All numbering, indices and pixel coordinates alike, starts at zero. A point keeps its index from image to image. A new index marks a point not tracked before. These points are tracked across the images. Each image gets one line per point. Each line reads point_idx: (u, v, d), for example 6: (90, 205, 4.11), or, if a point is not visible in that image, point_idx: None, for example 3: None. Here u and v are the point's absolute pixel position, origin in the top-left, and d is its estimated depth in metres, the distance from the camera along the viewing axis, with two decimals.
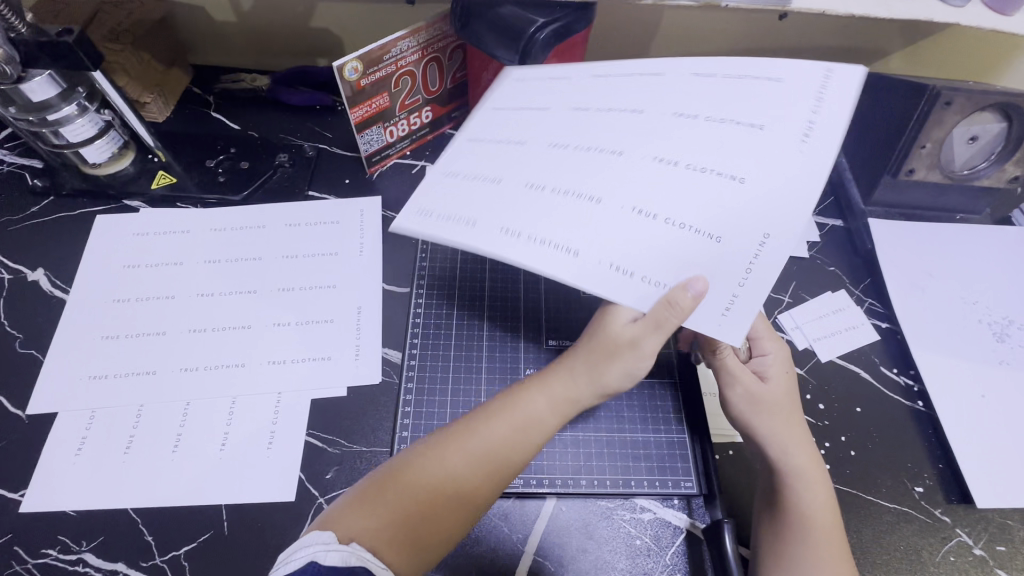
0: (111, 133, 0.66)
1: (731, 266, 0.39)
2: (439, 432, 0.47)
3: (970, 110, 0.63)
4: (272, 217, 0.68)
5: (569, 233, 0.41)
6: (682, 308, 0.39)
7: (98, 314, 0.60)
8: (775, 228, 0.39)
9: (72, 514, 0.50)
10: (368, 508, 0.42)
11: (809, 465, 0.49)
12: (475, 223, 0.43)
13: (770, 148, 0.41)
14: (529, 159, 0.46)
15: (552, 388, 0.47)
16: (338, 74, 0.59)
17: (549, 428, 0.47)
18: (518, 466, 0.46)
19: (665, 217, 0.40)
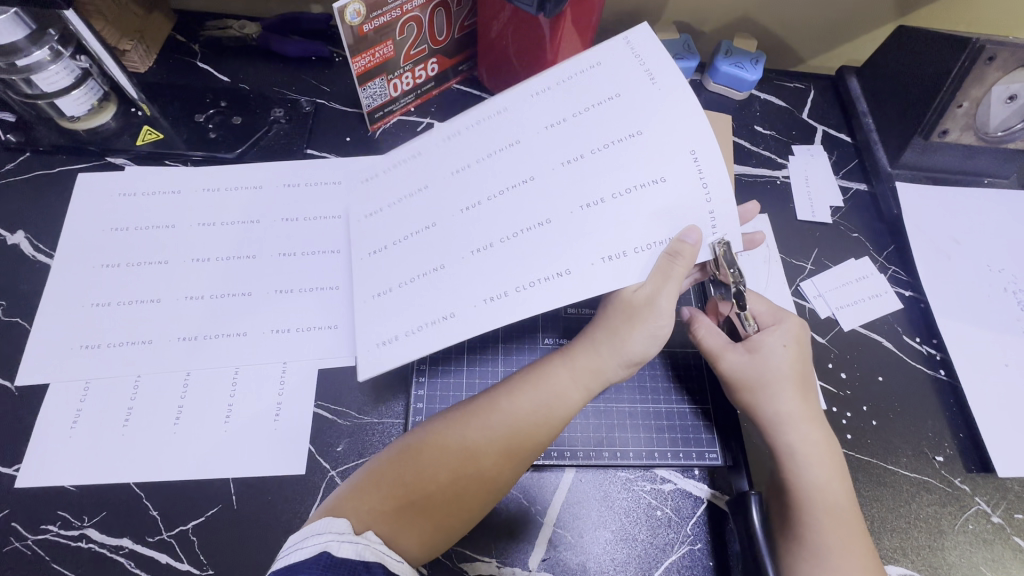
0: (89, 83, 0.61)
1: (691, 198, 0.44)
2: (461, 405, 0.45)
3: (1012, 66, 0.59)
4: (268, 177, 0.63)
5: (553, 258, 0.44)
6: (686, 256, 0.43)
7: (86, 280, 0.56)
8: (698, 145, 0.44)
9: (70, 489, 0.47)
10: (375, 489, 0.40)
11: (815, 441, 0.48)
12: (453, 313, 0.43)
13: (639, 99, 0.46)
14: (449, 233, 0.45)
15: (576, 363, 0.46)
16: (339, 17, 0.53)
17: (576, 408, 0.45)
18: (539, 448, 0.44)
19: (482, 198, 0.46)
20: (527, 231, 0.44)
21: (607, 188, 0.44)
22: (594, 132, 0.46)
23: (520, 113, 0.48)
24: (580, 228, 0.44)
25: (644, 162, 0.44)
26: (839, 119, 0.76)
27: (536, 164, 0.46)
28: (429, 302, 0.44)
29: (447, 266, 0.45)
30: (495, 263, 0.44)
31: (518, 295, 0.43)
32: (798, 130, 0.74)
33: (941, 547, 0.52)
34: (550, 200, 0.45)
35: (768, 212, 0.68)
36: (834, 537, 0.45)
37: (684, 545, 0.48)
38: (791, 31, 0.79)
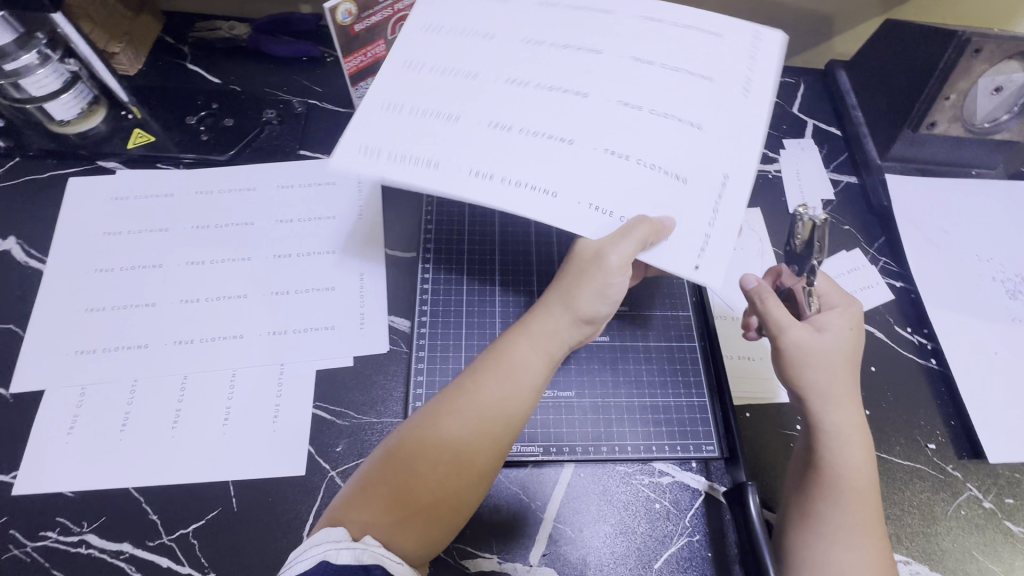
0: (78, 86, 0.61)
1: (697, 207, 0.43)
2: (437, 397, 0.45)
3: (998, 58, 0.60)
4: (262, 179, 0.63)
5: (549, 173, 0.43)
6: (646, 230, 0.41)
7: (79, 285, 0.56)
8: (733, 171, 0.44)
9: (69, 494, 0.47)
10: (368, 497, 0.40)
11: (853, 424, 0.46)
12: (437, 165, 0.43)
13: (721, 98, 0.47)
14: (483, 100, 0.46)
15: (534, 335, 0.45)
16: (329, 16, 0.54)
17: (541, 375, 0.45)
18: (513, 423, 0.43)
19: (534, 84, 0.47)
20: (545, 137, 0.44)
21: (642, 149, 0.44)
22: (669, 96, 0.47)
23: (619, 31, 0.50)
24: (594, 166, 0.44)
25: (686, 155, 0.44)
26: (827, 113, 0.77)
27: (599, 87, 0.47)
28: (434, 137, 0.44)
29: (460, 121, 0.45)
30: (495, 146, 0.44)
31: (494, 184, 0.42)
32: (788, 124, 0.75)
33: (934, 533, 0.52)
34: (581, 124, 0.45)
35: (761, 206, 0.69)
36: (856, 517, 0.44)
37: (683, 537, 0.49)
38: (778, 26, 0.80)
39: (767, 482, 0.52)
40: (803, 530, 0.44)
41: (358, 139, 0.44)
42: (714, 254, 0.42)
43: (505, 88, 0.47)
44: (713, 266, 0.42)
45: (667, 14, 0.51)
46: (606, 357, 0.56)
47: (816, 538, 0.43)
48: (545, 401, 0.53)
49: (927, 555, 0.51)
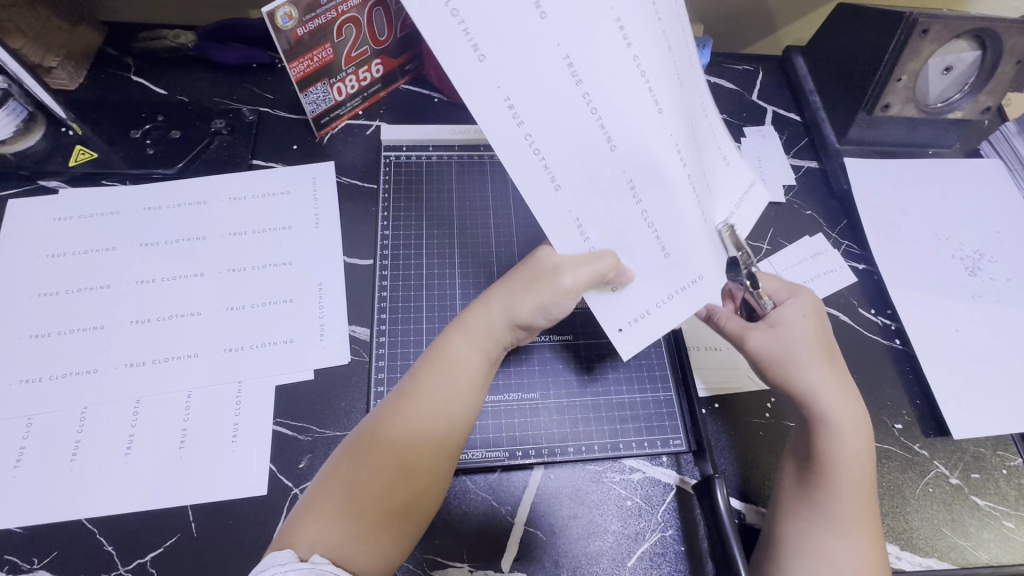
0: (10, 104, 0.58)
1: (659, 282, 0.43)
2: (380, 405, 0.44)
3: (946, 38, 0.61)
4: (213, 192, 0.61)
5: (571, 164, 0.37)
6: (602, 264, 0.41)
7: (22, 310, 0.54)
8: (707, 275, 0.43)
9: (17, 530, 0.45)
10: (319, 516, 0.39)
11: (847, 411, 0.46)
12: (483, 58, 0.33)
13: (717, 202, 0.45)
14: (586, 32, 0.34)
15: (470, 331, 0.45)
16: (270, 22, 0.52)
17: (481, 371, 0.45)
18: (457, 421, 0.43)
19: (640, 56, 0.35)
20: (597, 123, 0.36)
21: (663, 201, 0.40)
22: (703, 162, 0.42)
23: None
24: (608, 199, 0.39)
25: (688, 232, 0.41)
26: (787, 99, 0.77)
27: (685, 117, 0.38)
28: (501, 24, 0.32)
29: (546, 21, 0.33)
30: (547, 90, 0.34)
31: (516, 132, 0.35)
32: (747, 112, 0.75)
33: (903, 512, 0.53)
34: (641, 139, 0.37)
35: None
36: (858, 507, 0.44)
37: (655, 532, 0.49)
38: (732, 15, 0.80)
39: (739, 471, 0.51)
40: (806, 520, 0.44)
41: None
42: (642, 326, 0.44)
43: (612, 44, 0.34)
44: (637, 333, 0.44)
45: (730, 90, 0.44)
46: (571, 356, 0.56)
47: (822, 533, 0.43)
48: (511, 404, 0.53)
49: (897, 535, 0.52)
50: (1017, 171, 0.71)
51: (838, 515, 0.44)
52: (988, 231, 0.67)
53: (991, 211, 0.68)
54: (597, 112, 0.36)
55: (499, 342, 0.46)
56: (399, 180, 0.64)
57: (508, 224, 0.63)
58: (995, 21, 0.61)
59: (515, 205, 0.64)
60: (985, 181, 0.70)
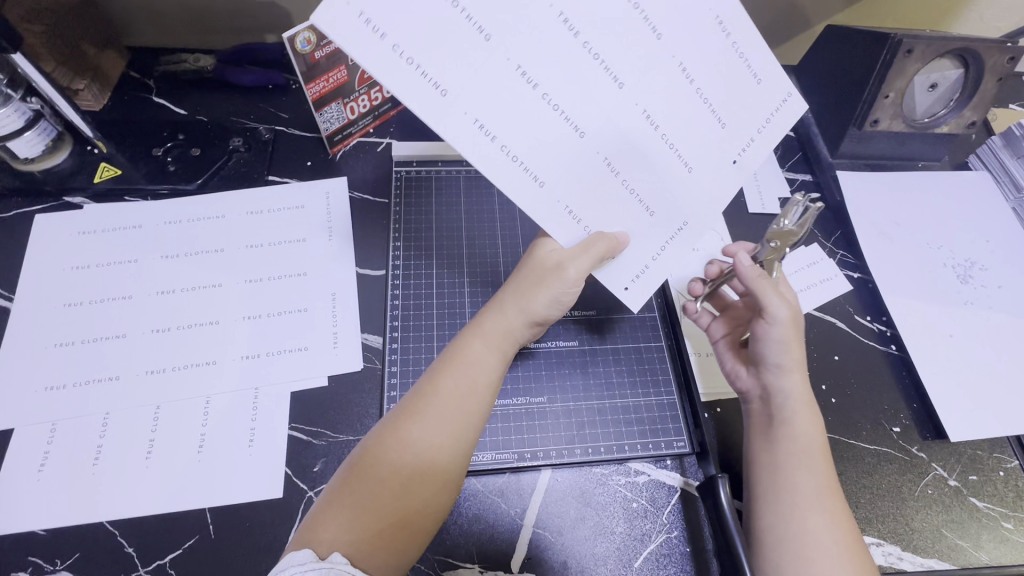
0: (41, 124, 0.61)
1: (653, 240, 0.47)
2: (399, 407, 0.45)
3: (929, 57, 0.64)
4: (231, 206, 0.64)
5: (546, 159, 0.41)
6: (606, 249, 0.44)
7: (48, 321, 0.56)
8: (691, 220, 0.48)
9: (41, 532, 0.47)
10: (340, 513, 0.40)
11: (804, 395, 0.49)
12: (445, 91, 0.36)
13: (714, 154, 0.46)
14: (533, 30, 0.37)
15: (487, 334, 0.48)
16: (290, 46, 0.55)
17: (497, 374, 0.47)
18: (474, 422, 0.45)
19: (585, 39, 0.39)
20: (566, 122, 0.40)
21: (638, 170, 0.44)
22: (687, 120, 0.44)
23: (693, 34, 0.41)
24: (591, 180, 0.43)
25: (664, 191, 0.46)
26: None
27: (645, 84, 0.41)
28: (454, 55, 0.36)
29: (492, 40, 0.36)
30: (509, 100, 0.38)
31: (491, 147, 0.39)
32: None
33: (904, 514, 0.54)
34: (606, 117, 0.41)
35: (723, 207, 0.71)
36: (824, 482, 0.45)
37: (661, 533, 0.50)
38: None
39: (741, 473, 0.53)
40: (779, 503, 0.45)
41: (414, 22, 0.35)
42: (647, 279, 0.48)
43: (559, 36, 0.38)
44: (641, 289, 0.49)
45: (734, 23, 0.42)
46: (577, 361, 0.57)
47: (786, 507, 0.44)
48: (519, 408, 0.54)
49: (898, 535, 0.53)
50: (1004, 183, 0.73)
51: (804, 489, 0.45)
52: (979, 240, 0.69)
53: (981, 221, 0.71)
54: (561, 107, 0.40)
55: (510, 348, 0.48)
56: (410, 194, 0.67)
57: (514, 236, 0.66)
58: (977, 41, 0.64)
59: (521, 216, 0.67)
60: (974, 192, 0.73)
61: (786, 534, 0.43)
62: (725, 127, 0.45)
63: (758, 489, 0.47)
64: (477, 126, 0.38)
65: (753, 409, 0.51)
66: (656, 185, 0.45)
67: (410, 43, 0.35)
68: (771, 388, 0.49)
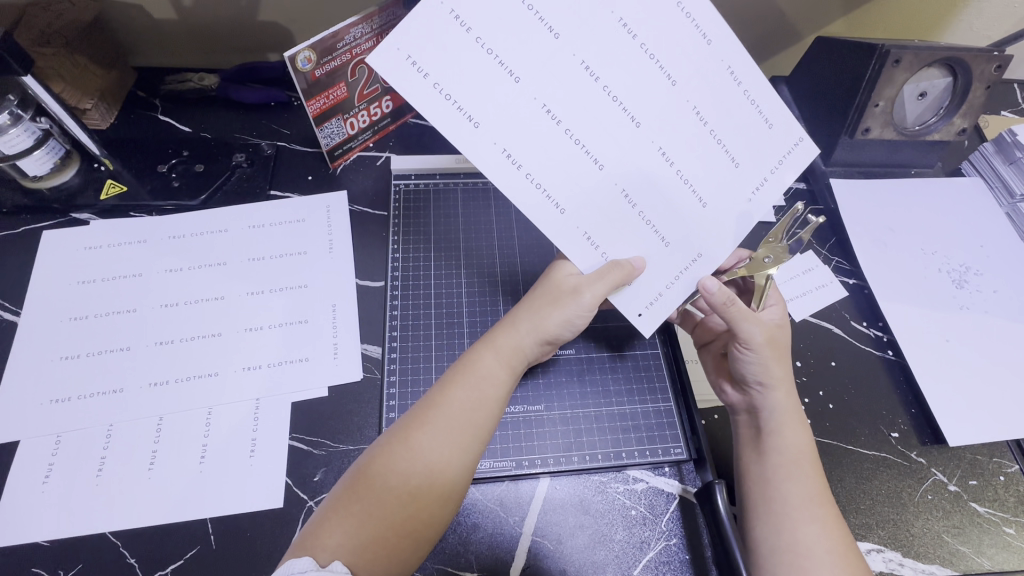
0: (49, 143, 0.63)
1: (667, 269, 0.46)
2: (407, 416, 0.46)
3: (917, 66, 0.65)
4: (233, 220, 0.65)
5: (564, 187, 0.42)
6: (625, 273, 0.44)
7: (55, 334, 0.57)
8: (705, 250, 0.46)
9: (45, 544, 0.47)
10: (346, 518, 0.41)
11: (792, 407, 0.50)
12: (477, 123, 0.39)
13: (726, 190, 0.45)
14: (555, 73, 0.40)
15: (498, 347, 0.48)
16: (290, 65, 0.57)
17: (506, 387, 0.48)
18: (483, 433, 0.45)
19: (605, 83, 0.41)
20: (586, 154, 0.42)
21: (653, 200, 0.44)
22: (701, 157, 0.44)
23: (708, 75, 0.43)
24: (609, 208, 0.44)
25: (679, 222, 0.45)
26: None
27: (659, 120, 0.43)
28: (483, 87, 0.39)
29: (520, 82, 0.39)
30: (532, 133, 0.40)
31: (517, 175, 0.41)
32: None
33: (904, 520, 0.54)
34: (619, 149, 0.42)
35: None
36: (814, 491, 0.46)
37: (660, 541, 0.50)
38: None
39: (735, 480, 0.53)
40: (765, 510, 0.46)
41: (429, 41, 0.38)
42: (660, 307, 0.47)
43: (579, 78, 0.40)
44: (653, 317, 0.47)
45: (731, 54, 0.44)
46: (574, 369, 0.58)
47: (777, 516, 0.45)
48: (517, 415, 0.55)
49: (898, 542, 0.53)
50: (997, 189, 0.74)
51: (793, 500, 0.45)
52: (973, 245, 0.70)
53: (975, 226, 0.71)
54: (579, 140, 0.41)
55: (518, 364, 0.49)
56: (409, 206, 0.68)
57: (512, 246, 0.67)
58: (964, 50, 0.65)
59: (518, 227, 0.68)
60: (967, 198, 0.74)
61: (777, 543, 0.44)
62: (738, 167, 0.45)
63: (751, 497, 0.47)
64: (500, 155, 0.40)
65: (740, 422, 0.52)
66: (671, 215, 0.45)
67: (440, 77, 0.38)
68: (760, 403, 0.50)
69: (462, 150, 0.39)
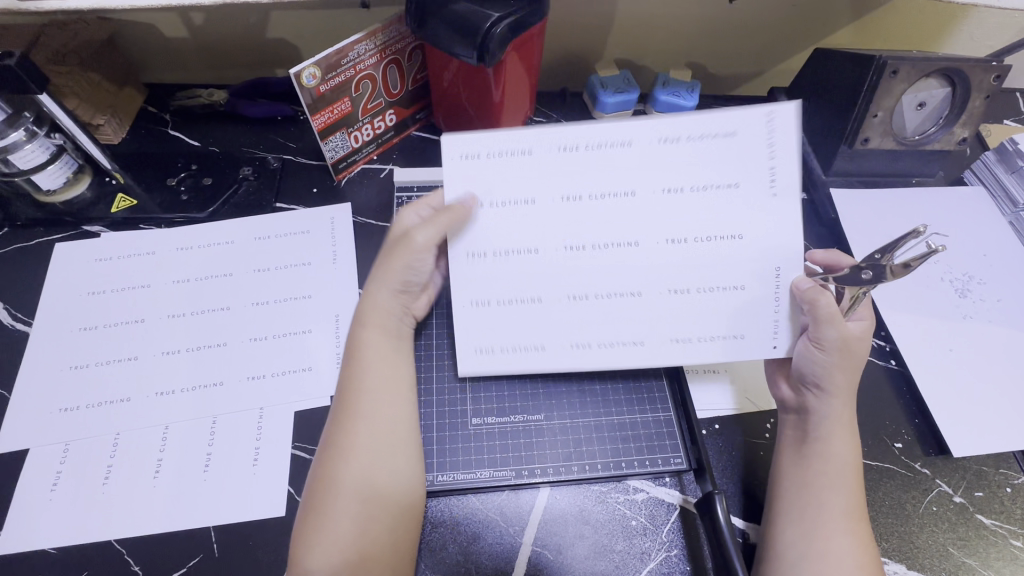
0: (64, 158, 0.64)
1: (762, 305, 0.50)
2: (331, 418, 0.49)
3: (916, 77, 0.66)
4: (240, 232, 0.66)
5: (626, 280, 0.50)
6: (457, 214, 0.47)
7: (66, 343, 0.58)
8: (782, 262, 0.49)
9: (53, 551, 0.48)
10: (314, 528, 0.44)
11: (846, 417, 0.50)
12: (540, 297, 0.50)
13: (751, 213, 0.48)
14: (542, 220, 0.48)
15: (382, 322, 0.52)
16: (296, 81, 0.58)
17: (399, 356, 0.52)
18: (402, 404, 0.50)
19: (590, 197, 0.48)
20: (620, 256, 0.49)
21: (700, 249, 0.49)
22: (700, 209, 0.48)
23: (644, 159, 0.47)
24: (673, 283, 0.50)
25: (731, 255, 0.49)
26: None
27: (654, 207, 0.48)
28: (519, 259, 0.49)
29: (541, 251, 0.49)
30: (577, 265, 0.49)
31: (591, 304, 0.50)
32: None
33: (908, 532, 0.53)
34: (642, 247, 0.49)
35: None
36: (852, 504, 0.46)
37: (661, 552, 0.50)
38: (718, 62, 0.87)
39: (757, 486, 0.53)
40: (802, 519, 0.46)
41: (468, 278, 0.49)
42: (784, 335, 0.51)
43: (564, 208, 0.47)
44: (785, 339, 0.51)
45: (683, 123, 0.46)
46: (575, 380, 0.58)
47: (809, 523, 0.46)
48: (517, 425, 0.55)
49: (903, 553, 0.52)
50: (1000, 198, 0.74)
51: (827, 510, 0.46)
52: (976, 254, 0.69)
53: (979, 235, 0.71)
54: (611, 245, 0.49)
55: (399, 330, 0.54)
56: None
57: None
58: (962, 61, 0.65)
59: None
60: (970, 207, 0.74)
61: (806, 549, 0.45)
62: (739, 185, 0.47)
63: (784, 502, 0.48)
64: (574, 292, 0.50)
65: (786, 421, 0.52)
66: (723, 254, 0.49)
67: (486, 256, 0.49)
68: (812, 409, 0.50)
69: (541, 321, 0.51)
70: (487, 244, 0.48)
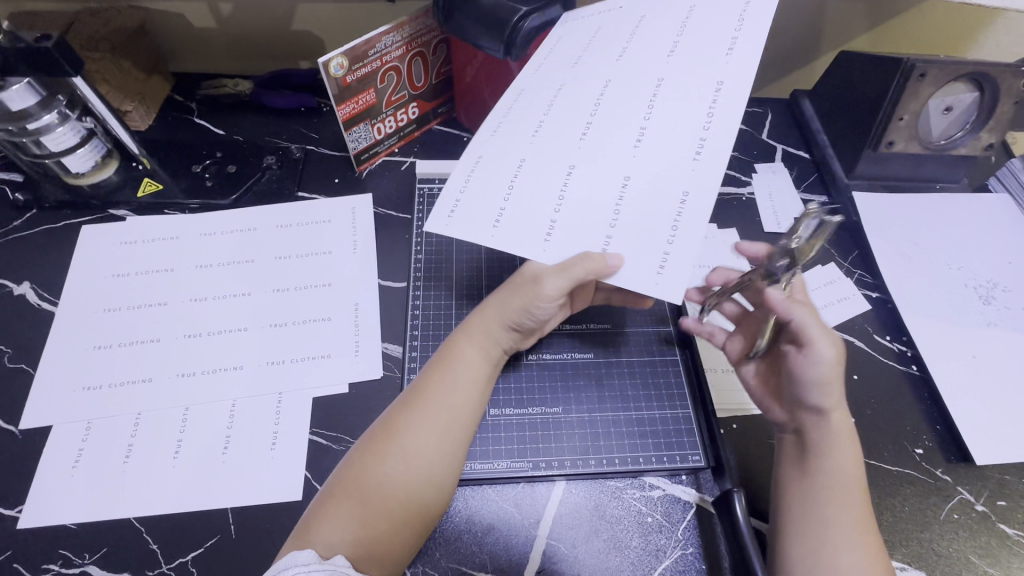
0: (93, 141, 0.66)
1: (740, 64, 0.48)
2: (397, 405, 0.49)
3: (943, 80, 0.65)
4: (263, 220, 0.67)
5: (669, 157, 0.46)
6: (592, 264, 0.42)
7: (90, 324, 0.59)
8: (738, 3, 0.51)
9: (73, 526, 0.48)
10: (334, 504, 0.44)
11: (842, 430, 0.47)
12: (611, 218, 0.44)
13: (699, 46, 0.51)
14: (553, 153, 0.49)
15: (472, 334, 0.52)
16: (323, 71, 0.59)
17: (482, 374, 0.51)
18: (464, 423, 0.49)
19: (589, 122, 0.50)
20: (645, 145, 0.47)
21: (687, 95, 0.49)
22: (662, 68, 0.51)
23: (598, 75, 0.54)
24: (703, 138, 0.46)
25: (713, 65, 0.49)
26: (795, 139, 0.82)
27: (639, 98, 0.50)
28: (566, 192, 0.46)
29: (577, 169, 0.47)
30: (616, 165, 0.46)
31: (652, 191, 0.44)
32: (758, 149, 0.80)
33: (928, 539, 0.52)
34: (650, 126, 0.48)
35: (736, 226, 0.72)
36: (857, 516, 0.44)
37: (676, 549, 0.49)
38: None
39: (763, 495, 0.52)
40: (809, 538, 0.44)
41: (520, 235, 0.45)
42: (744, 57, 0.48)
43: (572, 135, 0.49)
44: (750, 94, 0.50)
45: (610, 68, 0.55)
46: (593, 375, 0.58)
47: (815, 541, 0.44)
48: (535, 417, 0.55)
49: (922, 561, 0.51)
50: None
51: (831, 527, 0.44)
52: (1002, 261, 0.68)
53: (1004, 242, 0.70)
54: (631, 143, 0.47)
55: (495, 352, 0.52)
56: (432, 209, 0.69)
57: None
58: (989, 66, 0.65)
59: None
60: (996, 214, 0.73)
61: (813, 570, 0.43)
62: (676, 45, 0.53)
63: (786, 519, 0.46)
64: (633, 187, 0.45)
65: (784, 441, 0.50)
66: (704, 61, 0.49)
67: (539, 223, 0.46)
68: (807, 422, 0.48)
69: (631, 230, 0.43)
70: (518, 208, 0.47)
